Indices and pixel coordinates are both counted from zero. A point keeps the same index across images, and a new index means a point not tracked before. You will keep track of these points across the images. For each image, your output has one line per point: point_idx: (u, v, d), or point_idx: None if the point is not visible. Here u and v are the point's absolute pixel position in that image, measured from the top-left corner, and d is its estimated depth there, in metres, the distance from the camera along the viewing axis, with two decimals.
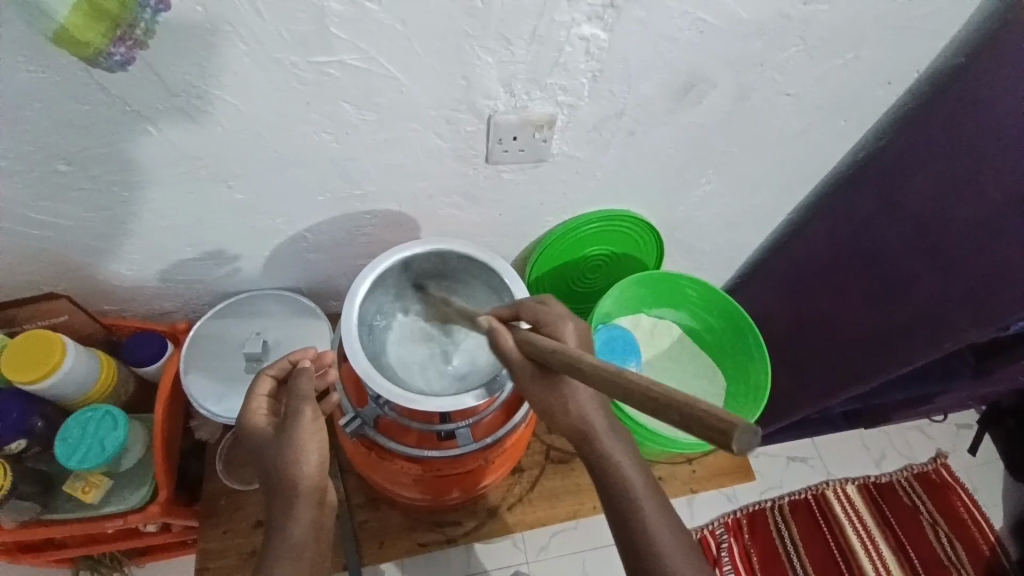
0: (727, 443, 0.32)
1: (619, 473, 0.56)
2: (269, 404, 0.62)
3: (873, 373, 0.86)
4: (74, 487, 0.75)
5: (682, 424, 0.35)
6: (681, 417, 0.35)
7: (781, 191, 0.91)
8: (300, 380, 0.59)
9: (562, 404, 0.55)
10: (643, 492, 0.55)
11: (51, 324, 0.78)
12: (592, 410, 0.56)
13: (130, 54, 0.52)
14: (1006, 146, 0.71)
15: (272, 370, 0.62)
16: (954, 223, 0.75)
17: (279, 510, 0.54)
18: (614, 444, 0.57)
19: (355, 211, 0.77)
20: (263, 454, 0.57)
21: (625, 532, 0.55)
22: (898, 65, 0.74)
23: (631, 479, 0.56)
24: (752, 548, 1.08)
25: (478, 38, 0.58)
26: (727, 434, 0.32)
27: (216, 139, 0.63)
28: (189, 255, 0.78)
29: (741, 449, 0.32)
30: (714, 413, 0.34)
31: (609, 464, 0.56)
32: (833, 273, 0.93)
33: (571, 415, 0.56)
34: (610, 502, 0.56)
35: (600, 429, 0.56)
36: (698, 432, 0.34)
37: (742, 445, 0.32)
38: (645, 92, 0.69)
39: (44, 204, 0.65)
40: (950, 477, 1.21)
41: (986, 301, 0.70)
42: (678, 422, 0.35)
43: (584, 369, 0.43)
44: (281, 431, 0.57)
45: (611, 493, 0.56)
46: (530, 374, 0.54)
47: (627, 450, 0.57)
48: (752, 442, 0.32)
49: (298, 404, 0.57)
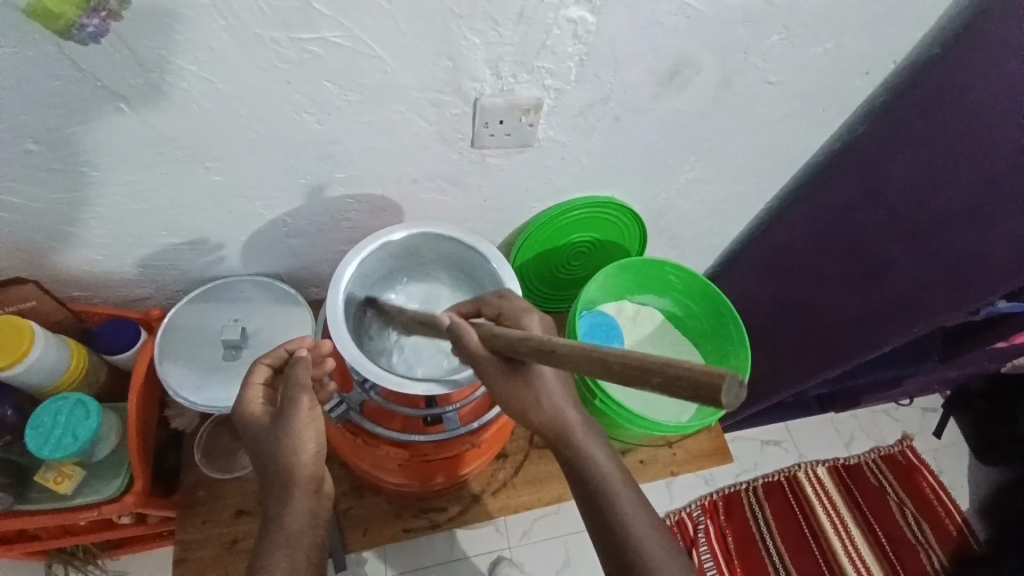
0: (718, 397, 0.32)
1: (594, 468, 0.57)
2: (265, 393, 0.60)
3: (849, 355, 0.90)
4: (45, 478, 0.73)
5: (665, 387, 0.35)
6: (661, 381, 0.35)
7: (760, 179, 0.93)
8: (299, 370, 0.57)
9: (535, 399, 0.56)
10: (621, 487, 0.57)
11: (18, 310, 0.75)
12: (567, 409, 0.57)
13: (104, 25, 0.50)
14: (978, 133, 0.72)
15: (268, 359, 0.61)
16: (933, 208, 0.76)
17: (277, 499, 0.54)
18: (587, 439, 0.58)
19: (337, 195, 0.76)
20: (260, 443, 0.56)
21: (603, 524, 0.56)
22: (877, 55, 0.76)
23: (604, 473, 0.57)
24: (727, 530, 1.12)
25: (465, 18, 0.57)
26: (715, 387, 0.32)
27: (194, 118, 0.60)
28: (164, 239, 0.76)
29: (731, 401, 0.32)
30: (696, 368, 0.33)
31: (586, 460, 0.57)
32: (810, 257, 0.95)
33: (544, 411, 0.56)
34: (586, 498, 0.57)
35: (576, 425, 0.58)
36: (684, 393, 0.34)
37: (731, 399, 0.32)
38: (632, 77, 0.69)
39: (11, 185, 0.62)
40: (915, 458, 1.26)
41: (963, 285, 0.73)
42: (659, 385, 0.35)
43: (556, 352, 0.43)
44: (277, 420, 0.56)
45: (585, 486, 0.57)
46: (499, 371, 0.53)
47: (600, 447, 0.58)
48: (739, 396, 0.33)
49: (295, 392, 0.56)
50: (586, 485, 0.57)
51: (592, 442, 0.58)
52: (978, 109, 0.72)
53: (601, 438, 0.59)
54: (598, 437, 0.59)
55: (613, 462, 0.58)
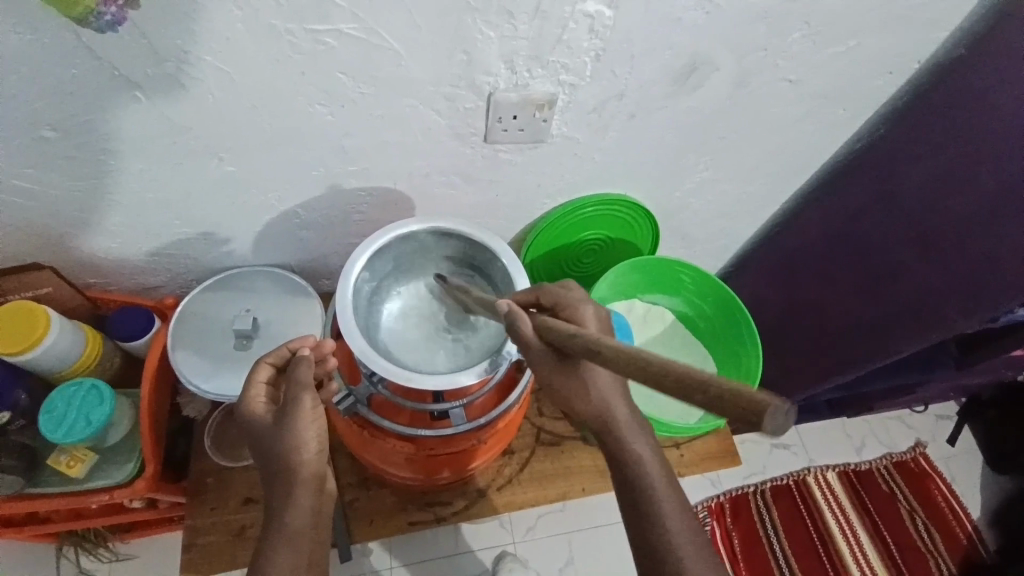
0: (762, 422, 0.30)
1: (637, 462, 0.56)
2: (268, 391, 0.61)
3: (865, 362, 0.89)
4: (58, 461, 0.74)
5: (707, 403, 0.32)
6: (703, 399, 0.32)
7: (776, 179, 0.92)
8: (300, 369, 0.58)
9: (583, 389, 0.55)
10: (661, 484, 0.56)
11: (35, 295, 0.77)
12: (615, 402, 0.57)
13: (121, 14, 0.50)
14: (992, 132, 0.71)
15: (271, 357, 0.61)
16: (947, 214, 0.75)
17: (279, 498, 0.54)
18: (631, 431, 0.57)
19: (349, 188, 0.76)
20: (263, 441, 0.56)
21: (639, 516, 0.55)
22: (900, 55, 0.74)
23: (646, 467, 0.56)
24: (733, 532, 1.11)
25: (481, 11, 0.57)
26: (765, 413, 0.30)
27: (208, 108, 0.61)
28: (178, 229, 0.77)
29: (774, 430, 0.30)
30: (747, 389, 0.31)
31: (626, 450, 0.57)
32: (823, 262, 0.94)
33: (591, 401, 0.56)
34: (625, 488, 0.56)
35: (621, 417, 0.57)
36: (726, 413, 0.31)
37: (776, 425, 0.30)
38: (648, 74, 0.68)
39: (29, 172, 0.63)
40: (928, 466, 1.24)
41: (978, 293, 0.72)
42: (701, 402, 0.32)
43: (603, 353, 0.40)
44: (280, 419, 0.56)
45: (626, 477, 0.56)
46: (549, 361, 0.51)
47: (645, 441, 0.58)
48: (786, 424, 0.30)
49: (296, 393, 0.56)
50: (626, 475, 0.57)
51: (634, 436, 0.57)
52: (998, 116, 0.71)
53: (645, 433, 0.59)
54: (642, 429, 0.59)
55: (656, 457, 0.57)
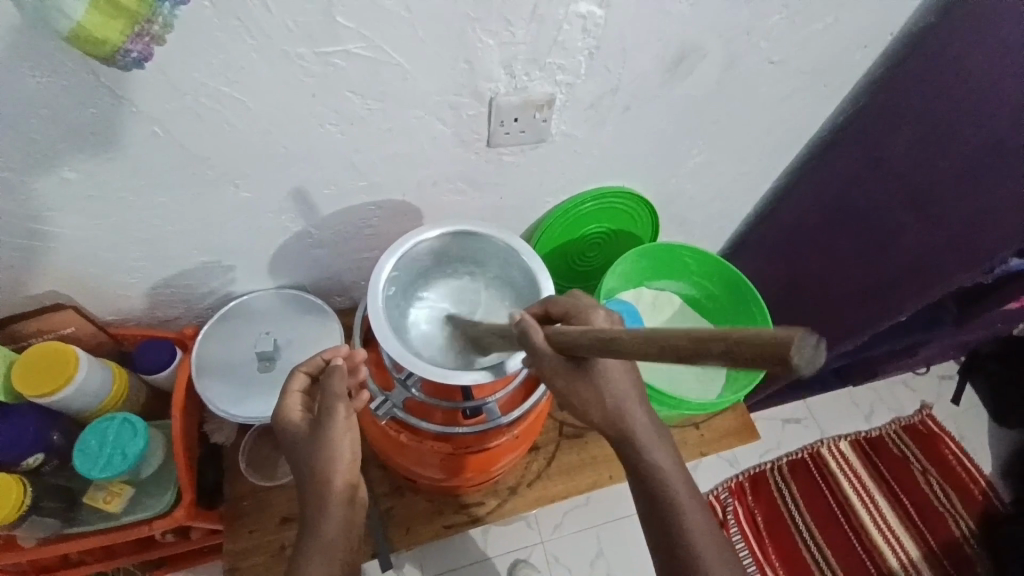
0: (789, 356, 0.32)
1: (654, 469, 0.59)
2: (303, 401, 0.63)
3: (872, 324, 0.94)
4: (95, 498, 0.75)
5: (729, 357, 0.35)
6: (727, 348, 0.35)
7: (766, 159, 0.95)
8: (334, 379, 0.59)
9: (600, 401, 0.57)
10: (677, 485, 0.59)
11: (59, 336, 0.78)
12: (631, 411, 0.59)
13: (147, 49, 0.50)
14: (973, 104, 0.74)
15: (306, 367, 0.63)
16: (937, 174, 0.78)
17: (312, 506, 0.57)
18: (651, 440, 0.60)
19: (360, 203, 0.78)
20: (299, 450, 0.59)
21: (655, 518, 0.59)
22: (875, 28, 0.77)
23: (664, 473, 0.59)
24: (756, 509, 1.14)
25: (480, 20, 0.59)
26: (788, 346, 0.32)
27: (222, 136, 0.62)
28: (194, 257, 0.78)
29: (802, 359, 0.32)
30: (765, 332, 0.33)
31: (647, 459, 0.59)
32: (819, 232, 0.98)
33: (606, 411, 0.58)
34: (643, 492, 0.60)
35: (638, 425, 0.59)
36: (751, 361, 0.34)
37: (803, 356, 0.32)
38: (640, 67, 0.71)
39: (50, 214, 0.64)
40: (935, 426, 1.28)
41: (974, 245, 0.77)
42: (725, 354, 0.35)
43: (622, 342, 0.43)
44: (315, 428, 0.58)
45: (645, 484, 0.59)
46: (563, 369, 0.54)
47: (662, 448, 0.60)
48: (815, 355, 0.32)
49: (331, 403, 0.58)
50: (644, 483, 0.59)
51: (653, 444, 0.60)
52: (972, 74, 0.74)
53: (663, 439, 0.61)
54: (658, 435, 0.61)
55: (674, 464, 0.60)
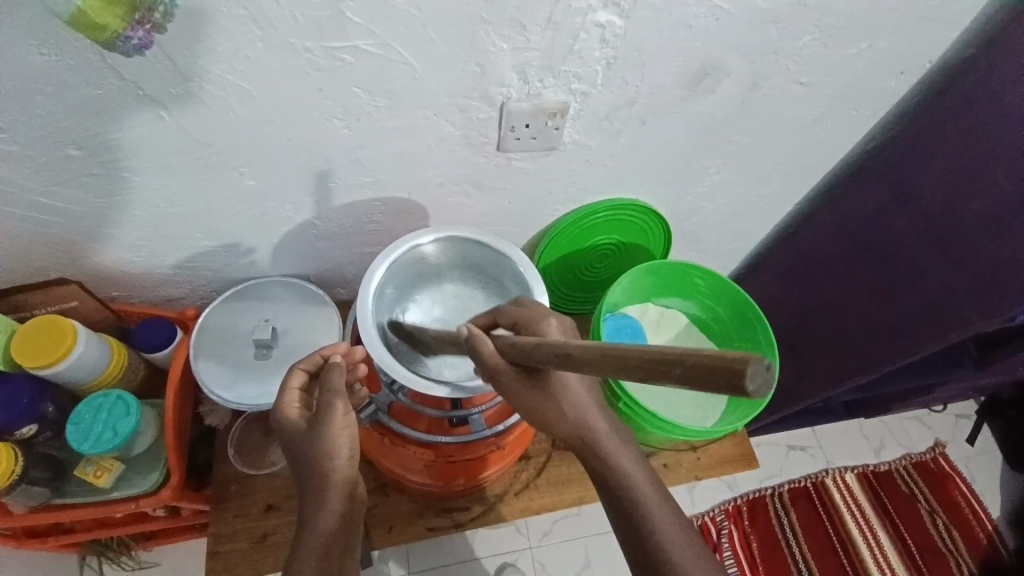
0: (744, 385, 0.31)
1: (620, 472, 0.56)
2: (301, 398, 0.62)
3: (877, 364, 0.88)
4: (84, 472, 0.76)
5: (686, 381, 0.34)
6: (684, 372, 0.34)
7: (788, 181, 0.92)
8: (333, 375, 0.59)
9: (556, 406, 0.56)
10: (644, 486, 0.56)
11: (61, 310, 0.78)
12: (588, 414, 0.57)
13: (148, 37, 0.51)
14: (1002, 140, 0.72)
15: (305, 364, 0.62)
16: (963, 216, 0.75)
17: (311, 501, 0.55)
18: (614, 444, 0.58)
19: (365, 199, 0.77)
20: (297, 445, 0.57)
21: (632, 533, 0.54)
22: (911, 54, 0.74)
23: (630, 477, 0.56)
24: (752, 536, 1.10)
25: (493, 24, 0.58)
26: (744, 375, 0.31)
27: (229, 124, 0.62)
28: (199, 242, 0.78)
29: (757, 387, 0.31)
30: (720, 354, 0.32)
31: (611, 463, 0.57)
32: (838, 261, 0.94)
33: (566, 419, 0.57)
34: (613, 501, 0.56)
35: (598, 429, 0.57)
36: (705, 384, 0.33)
37: (757, 384, 0.31)
38: (658, 81, 0.69)
39: (54, 189, 0.65)
40: (947, 466, 1.23)
41: (992, 293, 0.72)
42: (682, 378, 0.34)
43: (574, 355, 0.42)
44: (314, 423, 0.57)
45: (614, 495, 0.56)
46: (516, 377, 0.52)
47: (627, 453, 0.58)
48: (768, 378, 0.31)
49: (330, 398, 0.57)
50: (611, 488, 0.56)
51: (616, 448, 0.57)
52: (1011, 116, 0.71)
53: (629, 443, 0.59)
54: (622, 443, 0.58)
55: (642, 468, 0.57)
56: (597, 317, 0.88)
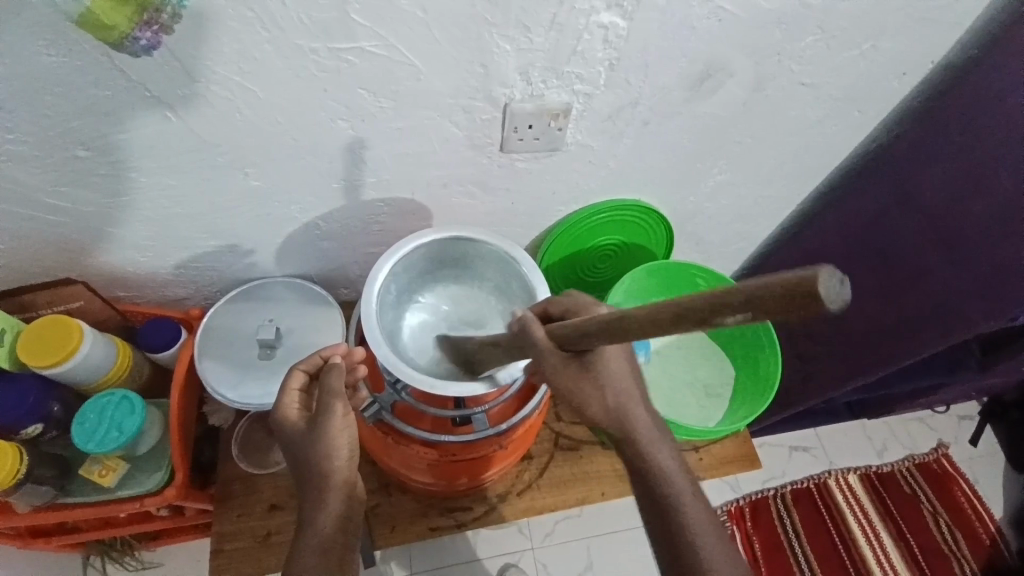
0: (817, 291, 0.32)
1: (657, 468, 0.58)
2: (301, 399, 0.62)
3: (881, 365, 0.89)
4: (90, 471, 0.77)
5: (752, 308, 0.35)
6: (749, 301, 0.35)
7: (791, 182, 0.92)
8: (332, 376, 0.58)
9: (600, 397, 0.57)
10: (678, 481, 0.58)
11: (67, 309, 0.79)
12: (631, 408, 0.59)
13: (156, 38, 0.52)
14: (1002, 141, 0.73)
15: (304, 365, 0.62)
16: (967, 216, 0.76)
17: (311, 502, 0.56)
18: (651, 439, 0.59)
19: (369, 199, 0.77)
20: (297, 446, 0.57)
21: (665, 529, 0.56)
22: (914, 55, 0.74)
23: (666, 473, 0.58)
24: (754, 536, 1.10)
25: (498, 25, 0.58)
26: (816, 281, 0.31)
27: (234, 125, 0.63)
28: (204, 242, 0.79)
29: (832, 294, 0.31)
30: (784, 276, 0.33)
31: (648, 458, 0.58)
32: (843, 261, 0.94)
33: (608, 407, 0.57)
34: (646, 496, 0.58)
35: (640, 424, 0.59)
36: (776, 306, 0.33)
37: (830, 291, 0.31)
38: (662, 82, 0.69)
39: (61, 189, 0.65)
40: (950, 467, 1.23)
41: (995, 294, 0.72)
42: (748, 305, 0.35)
43: (631, 317, 0.43)
44: (313, 425, 0.57)
45: (648, 486, 0.58)
46: (569, 365, 0.53)
47: (664, 448, 0.59)
48: (840, 289, 0.32)
49: (329, 399, 0.57)
50: (648, 482, 0.58)
51: (654, 442, 0.59)
52: (1014, 116, 0.72)
53: (665, 438, 0.60)
54: (660, 437, 0.60)
55: (679, 464, 0.59)
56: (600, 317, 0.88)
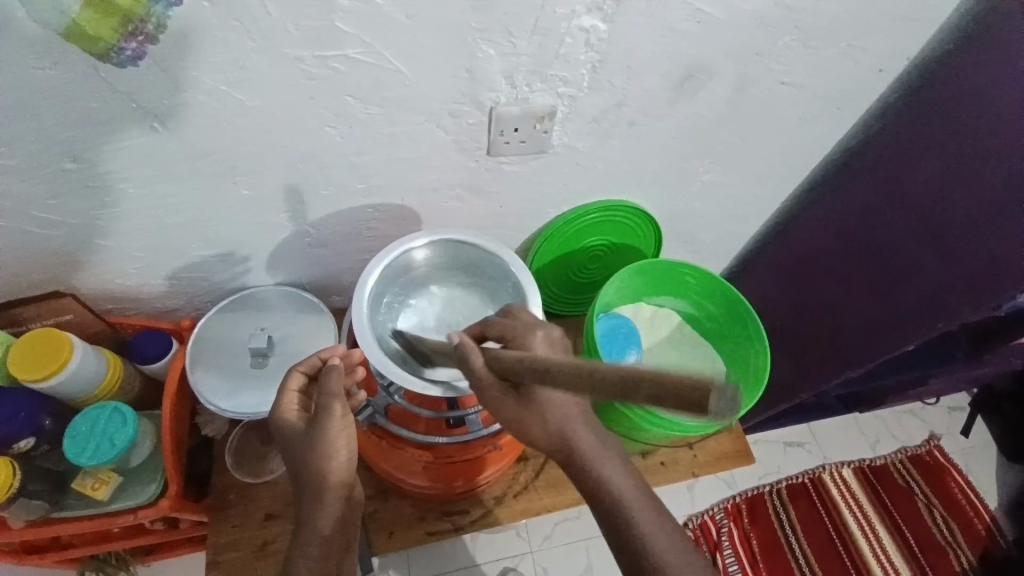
0: (706, 402, 0.32)
1: (606, 484, 0.56)
2: (300, 400, 0.62)
3: (869, 356, 0.90)
4: (82, 484, 0.76)
5: (652, 397, 0.35)
6: (651, 390, 0.35)
7: (775, 180, 0.93)
8: (331, 377, 0.58)
9: (540, 417, 0.55)
10: (626, 489, 0.56)
11: (57, 322, 0.79)
12: (574, 426, 0.57)
13: (143, 48, 0.52)
14: (985, 128, 0.74)
15: (303, 366, 0.62)
16: (950, 210, 0.77)
17: (310, 504, 0.55)
18: (595, 452, 0.57)
19: (358, 206, 0.78)
20: (296, 448, 0.57)
21: (624, 544, 0.55)
22: (891, 50, 0.76)
23: (620, 490, 0.56)
24: (752, 534, 1.11)
25: (481, 30, 0.59)
26: (705, 400, 0.32)
27: (222, 135, 0.63)
28: (193, 252, 0.79)
29: (717, 408, 0.32)
30: (687, 378, 0.34)
31: (596, 474, 0.56)
32: (828, 255, 0.96)
33: (549, 431, 0.56)
34: (605, 519, 0.56)
35: (583, 442, 0.57)
36: (673, 402, 0.34)
37: (718, 404, 0.33)
38: (645, 82, 0.70)
39: (47, 202, 0.65)
40: (943, 459, 1.24)
41: (979, 282, 0.73)
42: (648, 396, 0.35)
43: (554, 373, 0.42)
44: (313, 426, 0.57)
45: (601, 506, 0.56)
46: (503, 395, 0.52)
47: (616, 464, 0.57)
48: (730, 403, 0.33)
49: (329, 400, 0.57)
50: (604, 500, 0.56)
51: (604, 460, 0.57)
52: (996, 106, 0.72)
53: (609, 447, 0.58)
54: (609, 451, 0.58)
55: (626, 474, 0.57)
56: (592, 316, 0.89)
